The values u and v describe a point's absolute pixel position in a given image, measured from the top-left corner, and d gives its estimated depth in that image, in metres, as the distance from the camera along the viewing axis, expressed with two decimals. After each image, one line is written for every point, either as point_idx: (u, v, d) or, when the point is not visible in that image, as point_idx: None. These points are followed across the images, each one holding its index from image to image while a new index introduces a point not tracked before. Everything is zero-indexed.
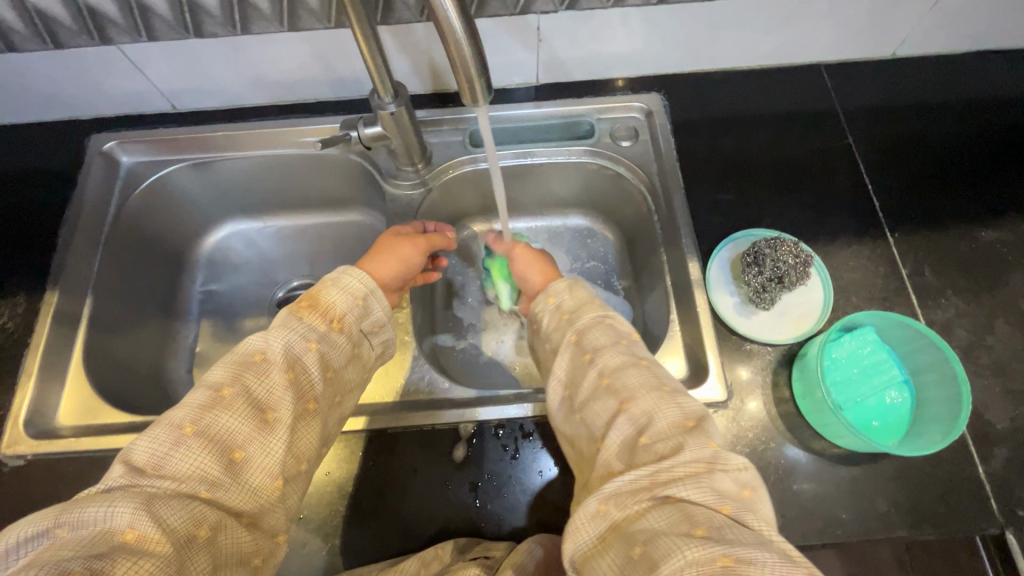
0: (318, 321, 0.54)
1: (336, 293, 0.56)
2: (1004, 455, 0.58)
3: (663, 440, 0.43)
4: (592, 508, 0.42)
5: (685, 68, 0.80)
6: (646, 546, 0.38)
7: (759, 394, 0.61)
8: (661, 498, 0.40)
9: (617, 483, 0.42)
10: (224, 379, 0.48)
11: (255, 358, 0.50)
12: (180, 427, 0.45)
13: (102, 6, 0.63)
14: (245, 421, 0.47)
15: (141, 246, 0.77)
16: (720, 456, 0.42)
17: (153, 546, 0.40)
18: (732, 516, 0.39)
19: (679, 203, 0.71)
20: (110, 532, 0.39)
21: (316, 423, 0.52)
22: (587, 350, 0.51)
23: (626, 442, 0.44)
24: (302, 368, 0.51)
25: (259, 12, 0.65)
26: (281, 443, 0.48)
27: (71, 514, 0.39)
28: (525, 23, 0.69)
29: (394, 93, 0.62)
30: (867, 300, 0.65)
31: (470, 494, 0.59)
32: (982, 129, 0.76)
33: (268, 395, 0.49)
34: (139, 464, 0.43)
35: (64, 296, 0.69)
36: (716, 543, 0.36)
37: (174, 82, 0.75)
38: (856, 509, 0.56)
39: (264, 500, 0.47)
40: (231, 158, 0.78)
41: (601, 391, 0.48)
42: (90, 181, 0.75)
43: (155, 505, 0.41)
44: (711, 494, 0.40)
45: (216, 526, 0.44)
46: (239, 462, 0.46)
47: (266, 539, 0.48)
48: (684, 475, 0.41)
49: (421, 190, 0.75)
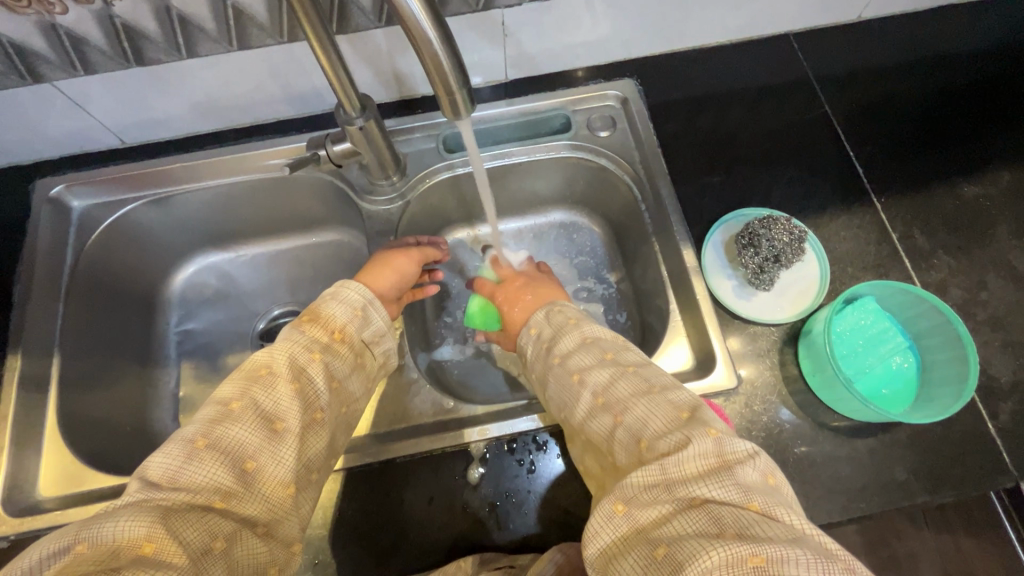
0: (320, 332, 0.52)
1: (335, 306, 0.55)
2: (1011, 408, 0.59)
3: (665, 438, 0.41)
4: (609, 509, 0.39)
5: (655, 51, 0.78)
6: (668, 548, 0.35)
7: (769, 376, 0.60)
8: (682, 499, 0.37)
9: (630, 482, 0.40)
10: (232, 395, 0.46)
11: (261, 372, 0.48)
12: (193, 440, 0.43)
13: (28, 41, 0.57)
14: (255, 432, 0.45)
15: (107, 295, 0.73)
16: (724, 443, 0.39)
17: (170, 558, 0.38)
18: (760, 512, 0.35)
19: (666, 190, 0.69)
20: (128, 544, 0.37)
21: (325, 432, 0.49)
22: (574, 372, 0.50)
23: (631, 450, 0.43)
24: (307, 379, 0.49)
25: (204, 33, 0.60)
26: (291, 452, 0.46)
27: (92, 529, 0.37)
28: (489, 19, 0.66)
29: (361, 107, 0.59)
30: (863, 269, 0.65)
31: (491, 515, 0.57)
32: (950, 85, 0.76)
33: (276, 407, 0.46)
34: (154, 478, 0.41)
35: (29, 359, 0.64)
36: (743, 540, 0.33)
37: (119, 115, 0.70)
38: (878, 480, 0.56)
39: (278, 508, 0.45)
40: (193, 191, 0.73)
41: (596, 411, 0.47)
42: (40, 231, 0.69)
43: (171, 519, 0.39)
44: (734, 489, 0.37)
45: (232, 536, 0.42)
46: (251, 472, 0.44)
47: (281, 548, 0.45)
48: (698, 474, 0.38)
49: (399, 204, 0.72)
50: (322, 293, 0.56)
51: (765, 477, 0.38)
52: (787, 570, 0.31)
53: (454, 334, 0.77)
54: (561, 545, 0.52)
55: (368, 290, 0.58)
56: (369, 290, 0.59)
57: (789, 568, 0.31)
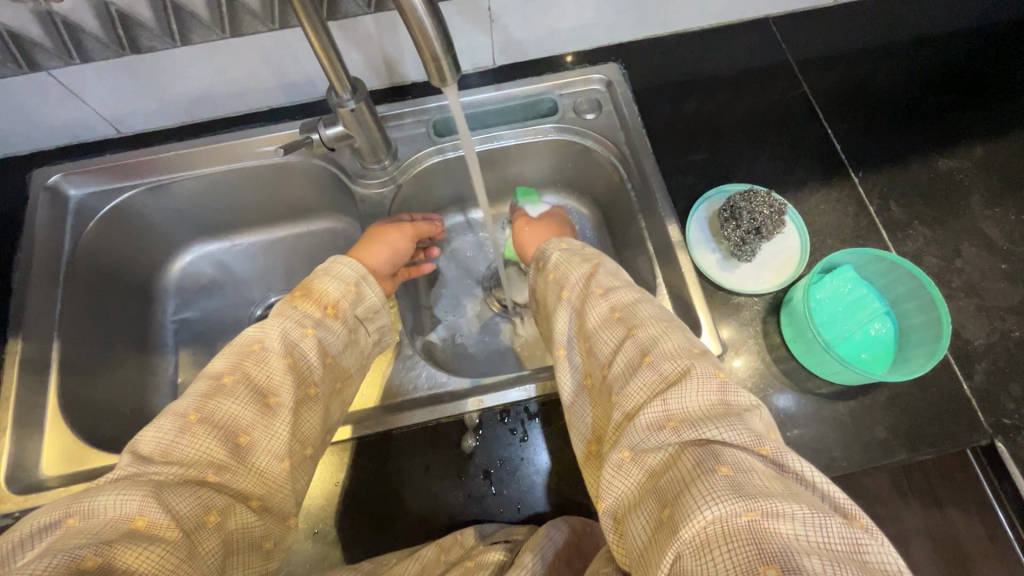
0: (313, 307, 0.54)
1: (329, 281, 0.57)
2: (985, 369, 0.61)
3: (672, 360, 0.41)
4: (617, 457, 0.38)
5: (639, 36, 0.80)
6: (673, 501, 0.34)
7: (752, 344, 0.62)
8: (688, 443, 0.37)
9: (637, 423, 0.39)
10: (226, 368, 0.48)
11: (254, 347, 0.49)
12: (184, 415, 0.44)
13: (26, 29, 0.59)
14: (247, 406, 0.46)
15: (104, 282, 0.74)
16: (728, 388, 0.39)
17: (164, 532, 0.39)
18: (769, 457, 0.36)
19: (650, 169, 0.71)
20: (120, 518, 0.38)
21: (319, 407, 0.51)
22: (599, 287, 0.50)
23: (633, 363, 0.43)
24: (301, 355, 0.50)
25: (197, 19, 0.62)
26: (285, 427, 0.47)
27: (82, 503, 0.38)
28: (476, 4, 0.68)
29: (352, 90, 0.60)
30: (841, 241, 0.67)
31: (485, 483, 0.59)
32: (924, 65, 0.79)
33: (268, 380, 0.48)
34: (146, 452, 0.42)
35: (29, 343, 0.65)
36: (742, 490, 0.33)
37: (114, 104, 0.71)
38: (858, 440, 0.58)
39: (272, 482, 0.46)
40: (187, 179, 0.75)
41: (611, 322, 0.46)
42: (38, 219, 0.70)
43: (163, 493, 0.40)
44: (747, 434, 0.36)
45: (225, 510, 0.43)
46: (245, 446, 0.45)
47: (277, 522, 0.47)
48: (705, 414, 0.38)
49: (391, 187, 0.73)
50: (316, 269, 0.58)
51: (766, 428, 0.39)
52: (782, 526, 0.31)
53: (450, 314, 0.79)
54: (556, 520, 0.53)
55: (362, 267, 0.60)
56: (362, 266, 0.61)
57: (782, 524, 0.31)
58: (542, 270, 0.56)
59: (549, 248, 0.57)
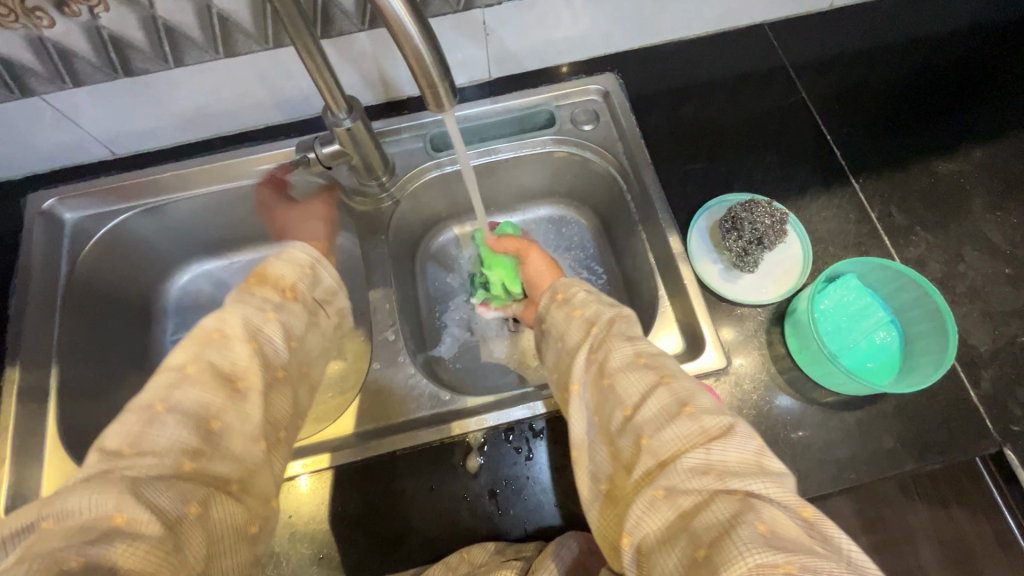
0: (270, 292, 0.52)
1: (282, 265, 0.55)
2: (992, 375, 0.60)
3: (713, 415, 0.39)
4: (650, 494, 0.37)
5: (634, 45, 0.80)
6: (710, 547, 0.33)
7: (757, 355, 0.62)
8: (727, 491, 0.35)
9: (674, 467, 0.37)
10: (185, 359, 0.45)
11: (212, 336, 0.46)
12: (150, 407, 0.42)
13: (18, 56, 0.58)
14: (216, 391, 0.44)
15: (103, 305, 0.73)
16: (767, 451, 0.38)
17: (143, 528, 0.36)
18: (810, 520, 0.35)
19: (650, 179, 0.70)
20: (98, 518, 0.35)
21: (288, 389, 0.49)
22: (625, 333, 0.47)
23: (667, 410, 0.40)
24: (266, 339, 0.48)
25: (191, 41, 0.61)
26: (257, 408, 0.45)
27: (53, 506, 0.36)
28: (470, 19, 0.68)
29: (347, 108, 0.60)
30: (843, 248, 0.67)
31: (491, 503, 0.58)
32: (922, 66, 0.78)
33: (234, 366, 0.46)
34: (113, 448, 0.40)
35: (28, 371, 0.64)
36: (782, 545, 0.32)
37: (108, 127, 0.70)
38: (866, 450, 0.57)
39: (250, 463, 0.44)
40: (184, 200, 0.74)
41: (637, 366, 0.43)
42: (34, 244, 0.70)
43: (140, 488, 0.38)
44: (787, 495, 0.35)
45: (206, 501, 0.40)
46: (217, 432, 0.43)
47: (261, 505, 0.44)
48: (744, 468, 0.36)
49: (390, 204, 0.73)
50: (265, 255, 0.56)
51: None
52: None
53: (452, 328, 0.78)
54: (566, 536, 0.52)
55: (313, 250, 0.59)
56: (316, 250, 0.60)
57: None
58: (563, 302, 0.52)
59: (573, 285, 0.53)
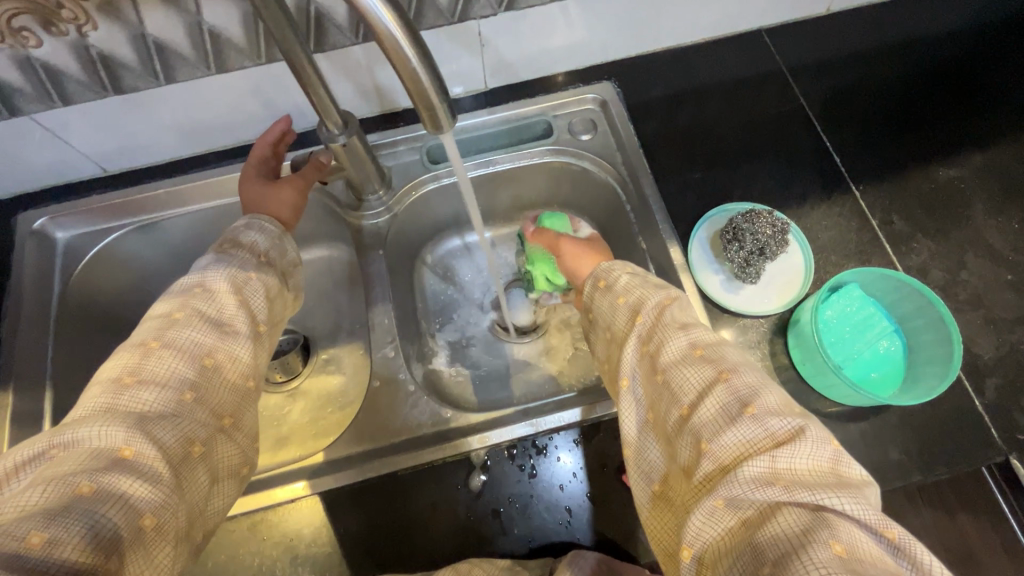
0: (246, 254, 0.52)
1: (254, 234, 0.54)
2: (996, 383, 0.60)
3: (780, 418, 0.37)
4: (709, 502, 0.35)
5: (630, 52, 0.79)
6: (776, 564, 0.30)
7: (761, 367, 0.61)
8: (798, 504, 0.33)
9: (737, 474, 0.35)
10: (171, 307, 0.45)
11: (196, 289, 0.47)
12: (146, 342, 0.43)
13: (5, 76, 0.57)
14: (206, 332, 0.45)
15: (97, 325, 0.72)
16: (842, 458, 0.36)
17: (150, 463, 0.36)
18: (894, 542, 0.32)
19: (650, 189, 0.70)
20: (108, 447, 0.36)
21: (267, 343, 0.50)
22: (676, 319, 0.46)
23: (727, 411, 0.38)
24: (248, 295, 0.49)
25: (182, 58, 0.60)
26: (247, 349, 0.47)
27: (63, 434, 0.37)
28: (465, 30, 0.67)
29: (342, 124, 0.59)
30: (845, 257, 0.66)
31: (495, 521, 0.57)
32: (919, 69, 0.78)
33: (221, 314, 0.46)
34: (116, 377, 0.40)
35: (21, 395, 0.63)
36: (860, 568, 0.29)
37: (99, 144, 0.69)
38: (873, 462, 0.57)
39: (242, 397, 0.46)
40: (177, 217, 0.73)
41: (693, 359, 0.42)
42: (26, 265, 0.69)
43: (147, 425, 0.38)
44: (872, 512, 0.32)
45: (207, 441, 0.41)
46: (210, 367, 0.44)
47: (251, 447, 0.46)
48: (816, 479, 0.34)
49: (387, 216, 0.72)
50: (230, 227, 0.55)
51: None
52: None
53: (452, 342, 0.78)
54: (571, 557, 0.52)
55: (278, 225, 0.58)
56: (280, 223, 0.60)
57: None
58: (606, 289, 0.52)
59: (615, 268, 0.53)
